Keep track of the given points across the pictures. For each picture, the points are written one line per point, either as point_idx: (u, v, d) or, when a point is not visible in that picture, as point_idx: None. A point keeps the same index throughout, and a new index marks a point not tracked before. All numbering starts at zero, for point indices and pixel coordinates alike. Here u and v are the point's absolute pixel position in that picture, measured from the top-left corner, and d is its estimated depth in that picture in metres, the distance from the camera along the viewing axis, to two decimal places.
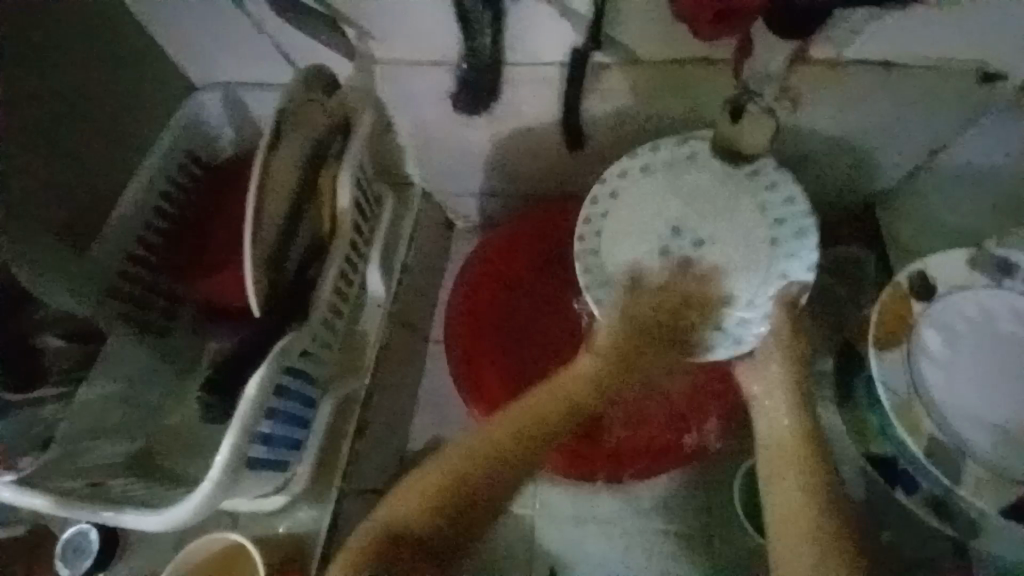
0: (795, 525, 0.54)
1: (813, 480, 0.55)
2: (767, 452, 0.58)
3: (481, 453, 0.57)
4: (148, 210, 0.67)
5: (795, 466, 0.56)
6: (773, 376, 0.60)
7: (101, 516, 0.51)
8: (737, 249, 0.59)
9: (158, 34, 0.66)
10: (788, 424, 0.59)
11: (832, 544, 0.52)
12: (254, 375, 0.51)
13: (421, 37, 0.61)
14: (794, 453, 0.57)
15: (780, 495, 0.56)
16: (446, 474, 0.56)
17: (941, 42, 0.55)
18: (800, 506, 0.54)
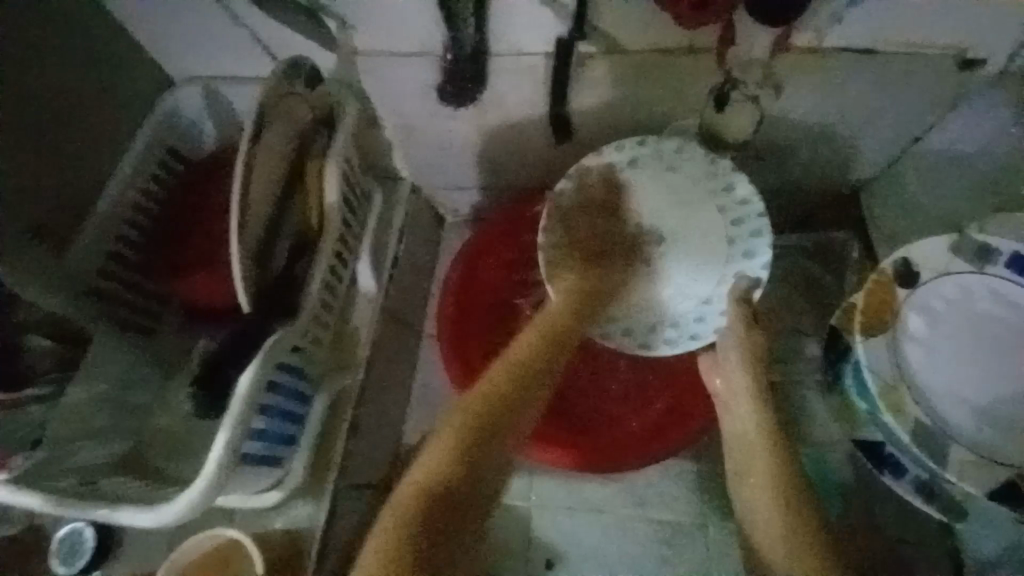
0: (772, 519, 0.55)
1: (785, 473, 0.57)
2: (734, 448, 0.60)
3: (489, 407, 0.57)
4: (128, 208, 0.65)
5: (763, 458, 0.58)
6: (734, 379, 0.61)
7: (95, 515, 0.52)
8: (699, 248, 0.62)
9: (137, 31, 0.65)
10: (752, 419, 0.59)
11: (807, 536, 0.54)
12: (244, 373, 0.52)
13: (401, 30, 0.60)
14: (759, 449, 0.58)
15: (751, 497, 0.57)
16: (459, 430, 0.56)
17: (924, 29, 0.54)
18: (774, 499, 0.56)
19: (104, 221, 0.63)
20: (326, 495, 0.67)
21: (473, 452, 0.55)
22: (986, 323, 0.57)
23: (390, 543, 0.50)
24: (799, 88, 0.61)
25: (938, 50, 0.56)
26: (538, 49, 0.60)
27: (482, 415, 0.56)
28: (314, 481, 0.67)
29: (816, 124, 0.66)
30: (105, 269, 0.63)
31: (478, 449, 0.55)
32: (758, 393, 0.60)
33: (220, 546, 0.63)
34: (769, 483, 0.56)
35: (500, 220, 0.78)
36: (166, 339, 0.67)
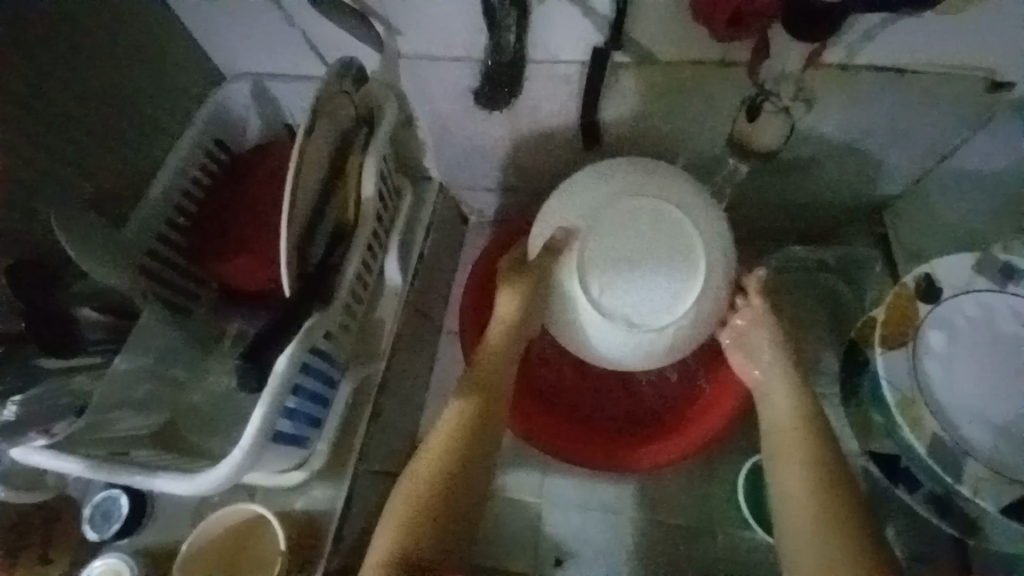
0: (806, 494, 0.57)
1: (821, 472, 0.58)
2: (778, 438, 0.62)
3: (440, 460, 0.60)
4: (177, 193, 0.69)
5: (806, 443, 0.60)
6: (767, 376, 0.67)
7: (133, 480, 0.55)
8: (623, 232, 0.64)
9: (194, 27, 0.69)
10: (789, 409, 0.63)
11: (850, 539, 0.53)
12: (282, 353, 0.54)
13: (441, 34, 0.62)
14: (800, 432, 0.61)
15: (786, 475, 0.59)
16: (416, 481, 0.59)
17: (953, 49, 0.55)
18: (811, 497, 0.56)
19: (156, 204, 0.66)
20: (346, 478, 0.67)
21: (486, 430, 0.63)
22: (1006, 343, 0.58)
23: None
24: (828, 103, 0.62)
25: (966, 70, 0.57)
26: (575, 57, 0.62)
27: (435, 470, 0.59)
28: (335, 465, 0.68)
29: (842, 141, 0.67)
30: (154, 250, 0.66)
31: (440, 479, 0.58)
32: (795, 388, 0.65)
33: (242, 520, 0.64)
34: (805, 464, 0.59)
35: (521, 224, 0.82)
36: (203, 319, 0.70)
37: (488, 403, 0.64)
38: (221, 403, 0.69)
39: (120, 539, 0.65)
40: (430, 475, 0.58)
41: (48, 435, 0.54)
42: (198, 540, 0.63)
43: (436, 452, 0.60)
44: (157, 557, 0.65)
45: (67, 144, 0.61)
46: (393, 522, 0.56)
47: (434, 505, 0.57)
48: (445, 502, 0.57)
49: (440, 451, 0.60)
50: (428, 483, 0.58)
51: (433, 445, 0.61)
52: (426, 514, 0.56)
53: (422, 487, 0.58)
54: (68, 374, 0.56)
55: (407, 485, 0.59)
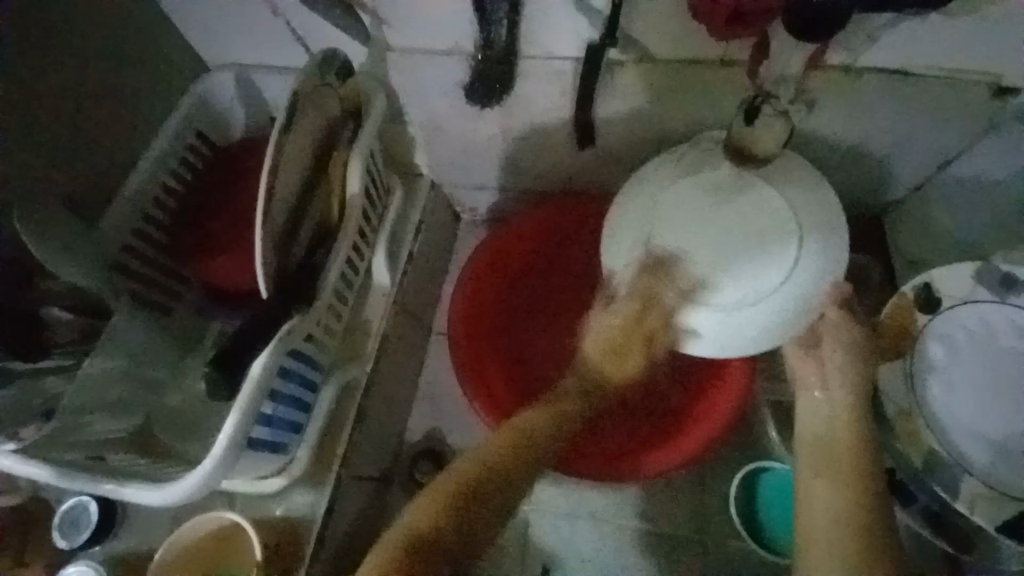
0: (830, 521, 0.54)
1: (857, 490, 0.55)
2: (817, 452, 0.59)
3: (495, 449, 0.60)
4: (157, 187, 0.67)
5: (833, 470, 0.57)
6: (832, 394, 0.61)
7: (101, 489, 0.52)
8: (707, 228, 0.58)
9: (175, 16, 0.66)
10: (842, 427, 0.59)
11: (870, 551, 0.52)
12: (258, 357, 0.52)
13: (432, 29, 0.60)
14: (823, 460, 0.58)
15: (815, 501, 0.56)
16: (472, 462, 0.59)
17: (961, 53, 0.54)
18: (842, 512, 0.54)
19: (134, 198, 0.64)
20: (329, 484, 0.66)
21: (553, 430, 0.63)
22: (1009, 358, 0.56)
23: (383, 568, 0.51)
24: (831, 105, 0.60)
25: (971, 75, 0.55)
26: (569, 54, 0.60)
27: (495, 454, 0.59)
28: (317, 471, 0.66)
29: (843, 145, 0.65)
30: (130, 246, 0.64)
31: (497, 465, 0.59)
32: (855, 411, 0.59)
33: (230, 520, 0.62)
34: (833, 489, 0.56)
35: (525, 224, 0.79)
36: (185, 317, 0.69)
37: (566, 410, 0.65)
38: (201, 408, 0.67)
39: (91, 545, 0.63)
40: (483, 460, 0.59)
41: (14, 440, 0.51)
42: (204, 526, 0.62)
43: (504, 439, 0.61)
44: (130, 564, 0.63)
45: (40, 137, 0.58)
46: (427, 505, 0.55)
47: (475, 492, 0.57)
48: (493, 491, 0.58)
49: (504, 438, 0.61)
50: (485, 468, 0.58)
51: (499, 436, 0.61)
52: (462, 498, 0.56)
53: (445, 498, 0.56)
54: (37, 377, 0.53)
55: (458, 469, 0.58)
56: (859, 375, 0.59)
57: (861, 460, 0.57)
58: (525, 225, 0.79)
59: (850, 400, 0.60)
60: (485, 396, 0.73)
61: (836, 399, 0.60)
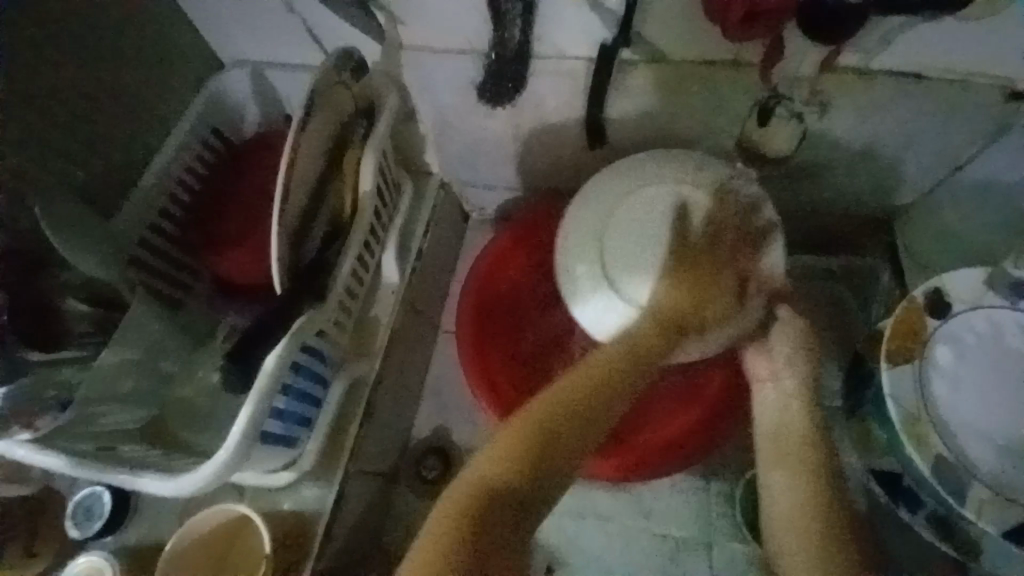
0: (800, 517, 0.54)
1: (809, 478, 0.55)
2: (772, 439, 0.59)
3: (547, 416, 0.55)
4: (173, 182, 0.68)
5: (792, 458, 0.57)
6: (787, 387, 0.61)
7: (117, 479, 0.53)
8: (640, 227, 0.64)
9: (191, 13, 0.67)
10: (797, 417, 0.59)
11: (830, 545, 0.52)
12: (272, 351, 0.53)
13: (446, 27, 0.61)
14: (783, 449, 0.57)
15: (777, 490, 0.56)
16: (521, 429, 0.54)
17: (973, 57, 0.54)
18: (800, 505, 0.54)
19: (150, 193, 0.66)
20: (337, 478, 0.66)
21: (611, 391, 0.57)
22: (1016, 362, 0.56)
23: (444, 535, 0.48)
24: (842, 108, 0.61)
25: (984, 79, 0.55)
26: (581, 54, 0.61)
27: (548, 422, 0.54)
28: (326, 465, 0.67)
29: (854, 148, 0.65)
30: (146, 240, 0.65)
31: (553, 433, 0.54)
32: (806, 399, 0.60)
33: (242, 513, 0.62)
34: (795, 478, 0.56)
35: (523, 226, 0.79)
36: (196, 313, 0.68)
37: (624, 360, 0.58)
38: (210, 401, 0.67)
39: (102, 536, 0.64)
40: (533, 422, 0.54)
41: (31, 428, 0.51)
42: (219, 516, 0.62)
43: (552, 409, 0.55)
44: (141, 554, 0.64)
45: (56, 130, 0.59)
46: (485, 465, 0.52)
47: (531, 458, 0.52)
48: (549, 458, 0.53)
49: (554, 402, 0.56)
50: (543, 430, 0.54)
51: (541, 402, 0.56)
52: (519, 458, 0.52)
53: (501, 458, 0.52)
54: (54, 366, 0.53)
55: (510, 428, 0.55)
56: (805, 367, 0.60)
57: (812, 443, 0.57)
58: (518, 227, 0.80)
59: (802, 392, 0.60)
60: (491, 393, 0.74)
61: (788, 391, 0.61)
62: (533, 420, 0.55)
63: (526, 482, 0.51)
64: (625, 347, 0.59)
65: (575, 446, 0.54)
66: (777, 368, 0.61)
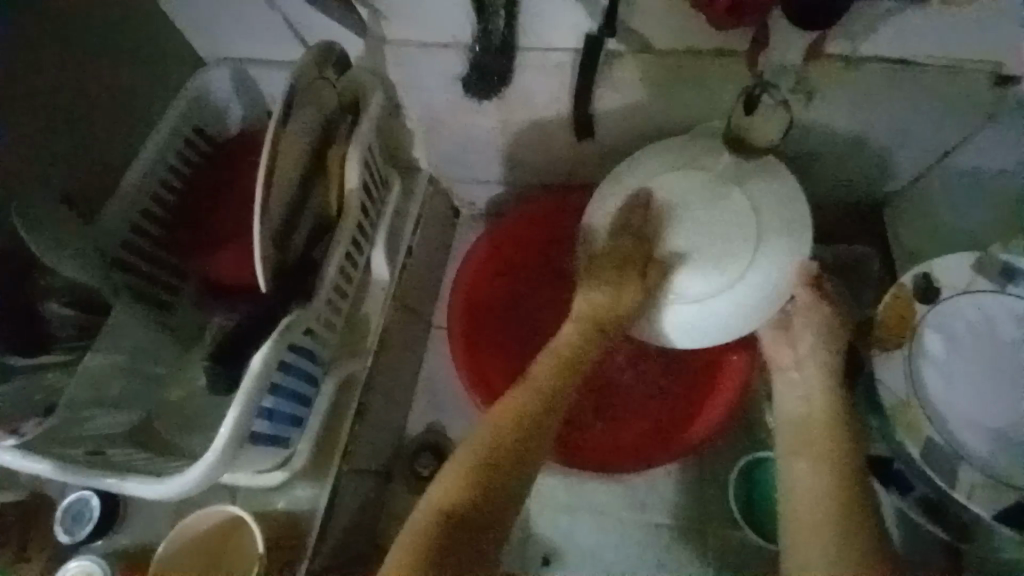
0: (824, 508, 0.53)
1: (834, 466, 0.55)
2: (795, 431, 0.61)
3: (505, 427, 0.55)
4: (154, 183, 0.66)
5: (830, 452, 0.56)
6: (806, 378, 0.64)
7: (105, 483, 0.52)
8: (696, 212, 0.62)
9: (170, 10, 0.66)
10: (821, 408, 0.60)
11: (854, 533, 0.51)
12: (258, 351, 0.52)
13: (430, 20, 0.60)
14: (823, 443, 0.57)
15: (798, 480, 0.56)
16: (478, 442, 0.54)
17: (961, 42, 0.53)
18: (822, 492, 0.54)
19: (133, 194, 0.64)
20: (330, 478, 0.66)
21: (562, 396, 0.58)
22: (1006, 348, 0.57)
23: (418, 549, 0.48)
24: (831, 96, 0.60)
25: (971, 64, 0.55)
26: (568, 45, 0.60)
27: (503, 431, 0.54)
28: (319, 465, 0.66)
29: (844, 136, 0.65)
30: (130, 242, 0.63)
31: (510, 443, 0.54)
32: (832, 390, 0.61)
33: (236, 514, 0.62)
34: (826, 467, 0.56)
35: (517, 221, 0.79)
36: (184, 314, 0.67)
37: (570, 364, 0.60)
38: (199, 402, 0.66)
39: (93, 541, 0.63)
40: (490, 436, 0.54)
41: (15, 435, 0.51)
42: (210, 518, 0.62)
43: (508, 419, 0.55)
44: (133, 558, 0.64)
45: (34, 131, 0.58)
46: (448, 480, 0.52)
47: (489, 466, 0.52)
48: (507, 467, 0.53)
49: (506, 413, 0.56)
50: (499, 440, 0.54)
51: (498, 414, 0.56)
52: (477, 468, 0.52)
53: (462, 472, 0.52)
54: (38, 372, 0.54)
55: (471, 442, 0.55)
56: (827, 353, 0.63)
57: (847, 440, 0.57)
58: (520, 221, 0.79)
59: (823, 382, 0.62)
60: (486, 391, 0.74)
61: (810, 381, 0.63)
62: (490, 432, 0.55)
63: (511, 469, 0.53)
64: (580, 335, 0.62)
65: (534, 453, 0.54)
66: (800, 358, 0.65)
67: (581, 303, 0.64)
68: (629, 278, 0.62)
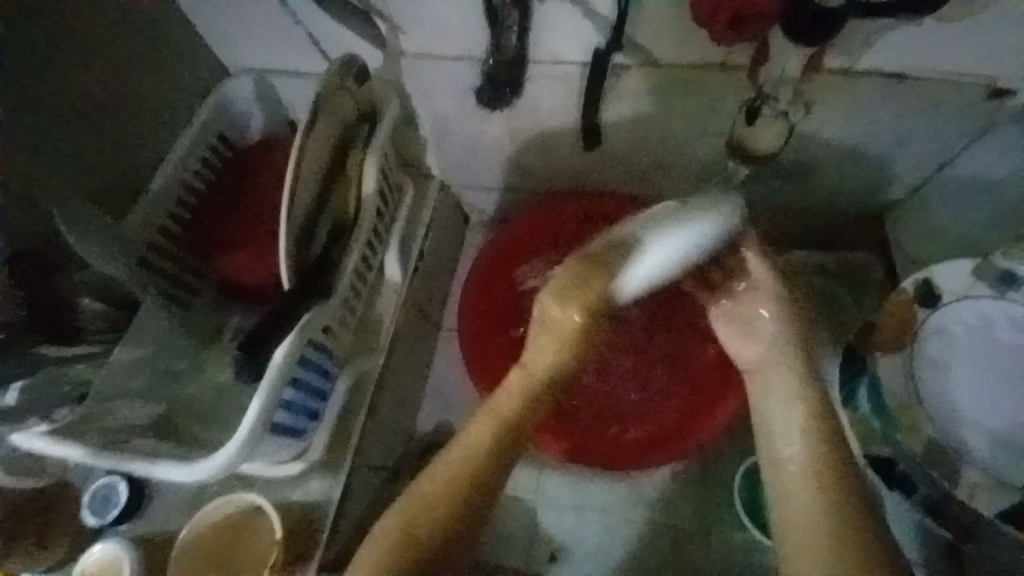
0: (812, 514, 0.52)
1: (824, 478, 0.53)
2: (782, 433, 0.57)
3: (468, 470, 0.58)
4: (182, 186, 0.70)
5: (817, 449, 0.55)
6: (768, 356, 0.62)
7: (134, 467, 0.55)
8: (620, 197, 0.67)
9: (198, 23, 0.69)
10: (799, 406, 0.58)
11: (850, 548, 0.49)
12: (280, 345, 0.54)
13: (444, 34, 0.63)
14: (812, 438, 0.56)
15: (788, 500, 0.54)
16: (444, 487, 0.56)
17: (954, 58, 0.55)
18: (814, 510, 0.52)
19: (159, 197, 0.67)
20: (342, 472, 0.68)
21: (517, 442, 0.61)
22: (999, 349, 0.59)
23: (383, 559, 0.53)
24: (830, 106, 0.62)
25: (966, 78, 0.57)
26: (576, 58, 0.62)
27: (466, 477, 0.57)
28: (332, 459, 0.69)
29: (843, 145, 0.67)
30: (156, 242, 0.66)
31: (473, 492, 0.57)
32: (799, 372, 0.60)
33: (250, 504, 0.65)
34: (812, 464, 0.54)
35: (521, 225, 0.81)
36: (202, 312, 0.69)
37: (531, 410, 0.62)
38: (219, 396, 0.68)
39: (119, 524, 0.66)
40: (452, 480, 0.57)
41: (48, 420, 0.54)
42: (220, 512, 0.64)
43: (472, 464, 0.58)
44: (156, 545, 0.66)
45: (68, 136, 0.61)
46: (408, 510, 0.56)
47: (447, 514, 0.56)
48: (464, 513, 0.56)
49: (470, 458, 0.58)
50: (461, 487, 0.57)
51: (462, 456, 0.58)
52: (441, 516, 0.55)
53: (423, 507, 0.56)
54: (66, 363, 0.56)
55: (430, 484, 0.57)
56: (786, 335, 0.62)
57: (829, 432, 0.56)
58: (523, 226, 0.82)
59: (795, 367, 0.60)
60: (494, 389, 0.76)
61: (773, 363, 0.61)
62: (453, 476, 0.57)
63: (470, 518, 0.57)
64: (520, 397, 0.62)
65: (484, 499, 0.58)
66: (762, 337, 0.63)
67: (544, 321, 0.62)
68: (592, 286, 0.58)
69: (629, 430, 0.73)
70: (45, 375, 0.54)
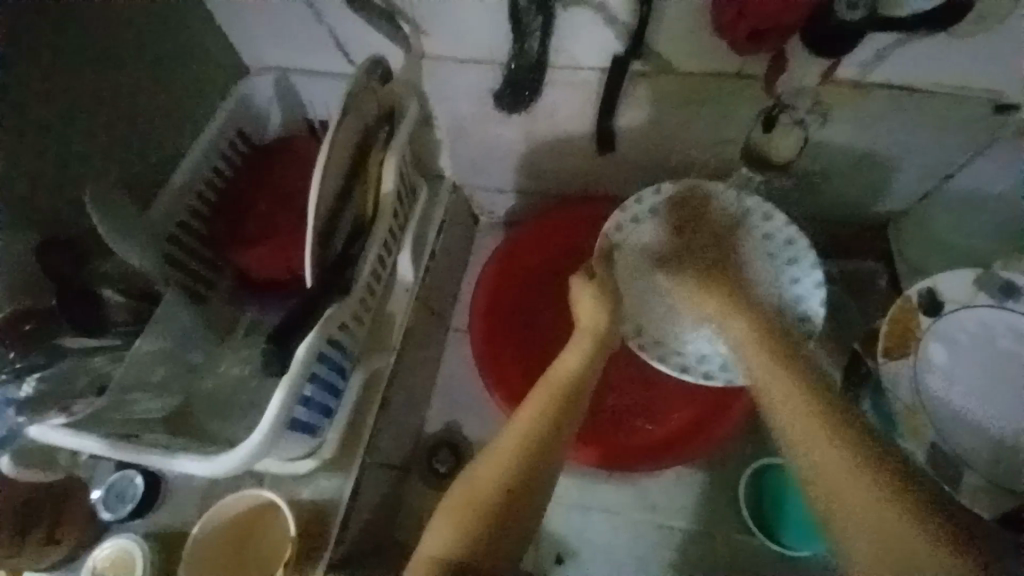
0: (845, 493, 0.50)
1: (846, 441, 0.51)
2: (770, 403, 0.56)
3: (533, 442, 0.54)
4: (201, 182, 0.70)
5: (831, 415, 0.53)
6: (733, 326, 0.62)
7: (149, 459, 0.55)
8: (686, 225, 0.72)
9: (222, 21, 0.70)
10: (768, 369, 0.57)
11: (894, 509, 0.48)
12: (301, 342, 0.55)
13: (467, 38, 0.64)
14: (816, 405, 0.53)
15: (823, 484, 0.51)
16: (510, 449, 0.54)
17: (960, 73, 0.57)
18: (847, 486, 0.50)
19: (182, 191, 0.68)
20: (353, 469, 0.68)
21: (568, 419, 0.57)
22: (1003, 359, 0.60)
23: (465, 508, 0.51)
24: (842, 117, 0.64)
25: (972, 93, 0.59)
26: (596, 63, 0.64)
27: (531, 443, 0.54)
28: (344, 456, 0.68)
29: (852, 154, 0.69)
30: (176, 237, 0.67)
31: (534, 464, 0.53)
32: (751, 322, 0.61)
33: (266, 500, 0.64)
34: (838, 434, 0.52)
35: (532, 232, 0.83)
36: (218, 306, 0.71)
37: (574, 392, 0.59)
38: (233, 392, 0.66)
39: (133, 518, 0.66)
40: (520, 443, 0.54)
41: (67, 412, 0.54)
42: (238, 506, 0.64)
43: (533, 430, 0.55)
44: (166, 539, 0.66)
45: (94, 127, 0.62)
46: (495, 464, 0.53)
47: (522, 476, 0.52)
48: (529, 482, 0.53)
49: (527, 429, 0.55)
50: (528, 454, 0.54)
51: (525, 419, 0.56)
52: (516, 476, 0.52)
53: (511, 460, 0.53)
54: (85, 354, 0.57)
55: (503, 445, 0.54)
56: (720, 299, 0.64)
57: (828, 404, 0.53)
58: (535, 230, 0.83)
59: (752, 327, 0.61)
60: (503, 389, 0.77)
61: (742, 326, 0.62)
62: (518, 442, 0.54)
63: (532, 486, 0.53)
64: (559, 384, 0.59)
65: (542, 480, 0.54)
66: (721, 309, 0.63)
67: (591, 317, 0.65)
68: (604, 285, 0.67)
69: (637, 432, 0.74)
70: (64, 365, 0.55)
